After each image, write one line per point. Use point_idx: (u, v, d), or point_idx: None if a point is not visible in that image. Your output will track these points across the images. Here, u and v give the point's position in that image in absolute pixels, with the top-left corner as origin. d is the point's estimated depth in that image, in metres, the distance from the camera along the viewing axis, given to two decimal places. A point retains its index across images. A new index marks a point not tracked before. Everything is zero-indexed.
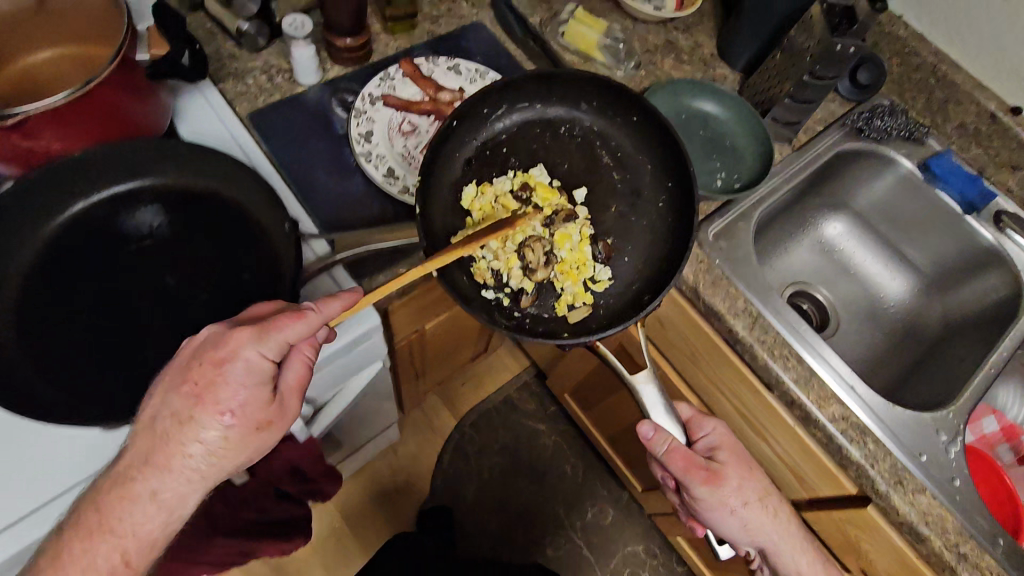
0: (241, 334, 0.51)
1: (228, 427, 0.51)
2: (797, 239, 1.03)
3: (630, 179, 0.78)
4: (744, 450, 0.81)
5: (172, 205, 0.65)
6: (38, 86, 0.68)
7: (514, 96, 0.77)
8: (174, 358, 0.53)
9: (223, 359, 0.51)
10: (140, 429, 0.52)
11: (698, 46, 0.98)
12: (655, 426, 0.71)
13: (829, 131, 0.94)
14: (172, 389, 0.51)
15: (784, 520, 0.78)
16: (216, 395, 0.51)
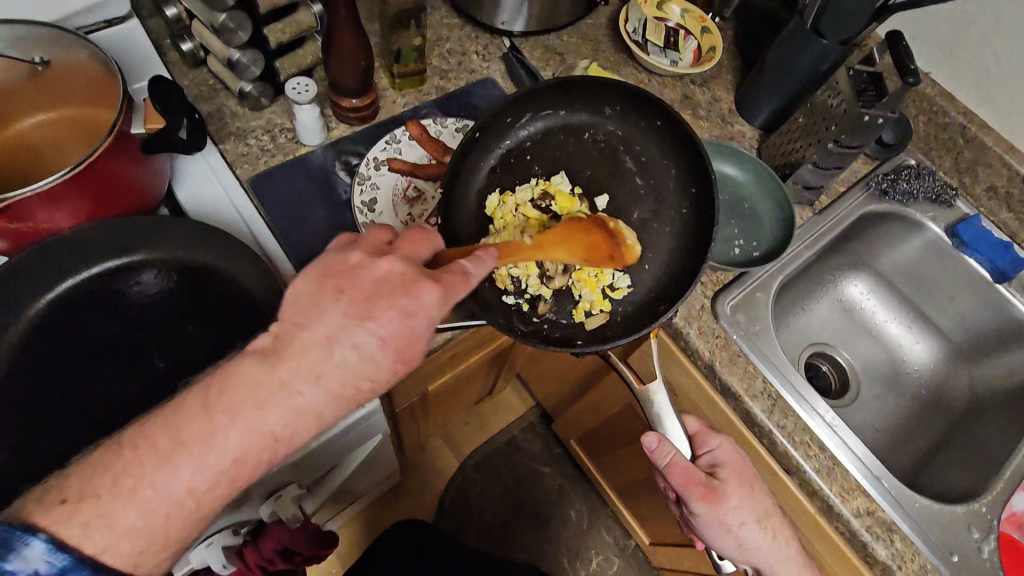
0: (429, 291, 0.50)
1: (382, 372, 0.50)
2: (818, 298, 0.98)
3: (656, 187, 0.75)
4: (751, 467, 0.73)
5: (165, 283, 0.63)
6: (30, 155, 0.64)
7: (535, 105, 0.75)
8: (333, 281, 0.50)
9: (412, 310, 0.50)
10: (270, 345, 0.48)
11: (715, 100, 0.94)
12: (660, 439, 0.68)
13: (854, 192, 0.90)
14: (342, 308, 0.49)
15: (786, 545, 0.71)
16: (388, 339, 0.49)
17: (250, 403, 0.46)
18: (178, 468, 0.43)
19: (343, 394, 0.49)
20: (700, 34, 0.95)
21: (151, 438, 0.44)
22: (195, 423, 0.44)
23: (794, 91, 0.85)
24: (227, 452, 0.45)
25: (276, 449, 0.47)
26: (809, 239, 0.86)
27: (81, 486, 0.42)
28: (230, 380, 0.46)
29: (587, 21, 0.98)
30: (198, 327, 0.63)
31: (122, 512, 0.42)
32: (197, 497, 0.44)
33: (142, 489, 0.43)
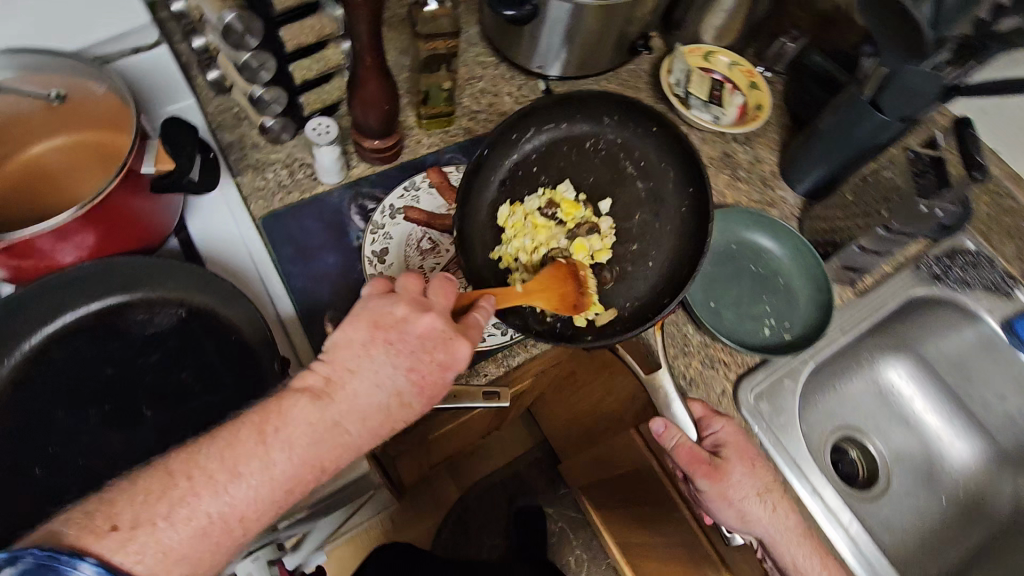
0: (465, 347, 0.52)
1: (418, 414, 0.52)
2: (853, 380, 0.91)
3: (657, 191, 0.73)
4: (753, 445, 0.67)
5: (166, 325, 0.62)
6: (41, 184, 0.63)
7: (537, 119, 0.74)
8: (382, 333, 0.50)
9: (448, 364, 0.51)
10: (321, 383, 0.48)
11: (758, 161, 0.89)
12: (667, 422, 0.63)
13: (901, 274, 0.83)
14: (390, 360, 0.50)
15: (796, 525, 0.63)
16: (427, 388, 0.51)
17: (303, 436, 0.46)
18: (234, 491, 0.43)
19: (384, 433, 0.50)
20: (747, 90, 0.90)
21: (202, 467, 0.43)
22: (251, 450, 0.44)
23: (842, 162, 0.78)
24: (279, 481, 0.45)
25: (320, 475, 0.47)
26: (848, 323, 0.80)
27: (133, 511, 0.41)
28: (284, 413, 0.46)
29: (628, 67, 0.93)
30: (190, 375, 0.61)
31: (175, 538, 0.42)
32: (247, 522, 0.44)
33: (196, 517, 0.42)
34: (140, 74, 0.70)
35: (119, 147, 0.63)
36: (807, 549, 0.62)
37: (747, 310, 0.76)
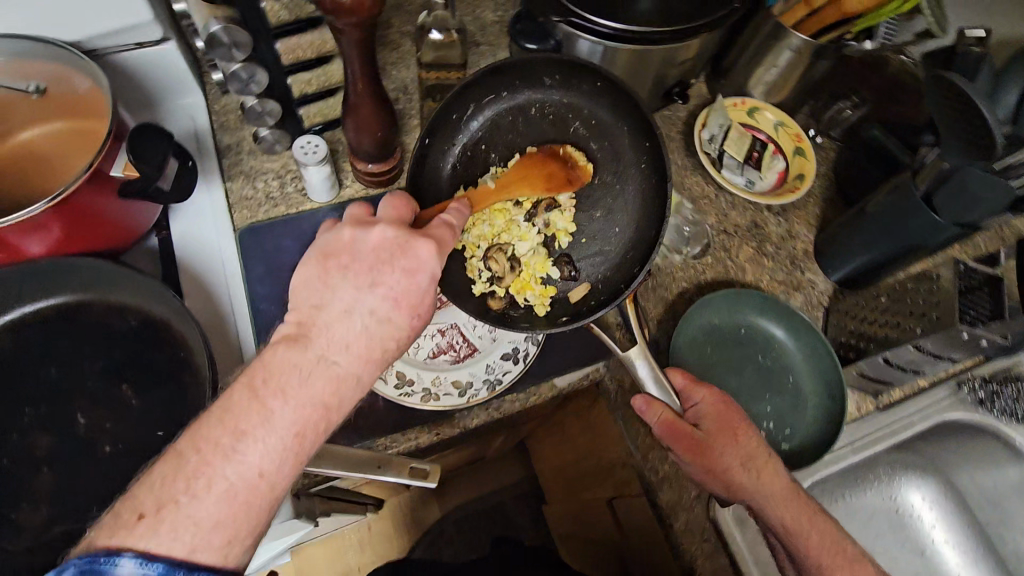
0: (425, 250, 0.48)
1: (405, 329, 0.47)
2: (867, 493, 0.79)
3: (613, 151, 0.69)
4: (742, 412, 0.62)
5: (118, 333, 0.60)
6: (11, 180, 0.58)
7: (478, 94, 0.68)
8: (332, 259, 0.48)
9: (414, 269, 0.47)
10: (294, 328, 0.45)
11: (791, 236, 0.80)
12: (647, 399, 0.61)
13: (935, 390, 0.73)
14: (350, 283, 0.46)
15: (788, 495, 0.56)
16: (402, 299, 0.47)
17: (295, 378, 0.42)
18: (245, 453, 0.39)
19: (378, 356, 0.46)
20: (792, 155, 0.80)
21: (209, 431, 0.39)
22: (248, 407, 0.40)
23: (885, 254, 0.68)
24: (285, 428, 0.40)
25: (330, 417, 0.43)
26: (860, 440, 0.71)
27: (156, 494, 0.37)
28: (268, 364, 0.42)
29: (663, 113, 0.86)
30: (131, 388, 0.59)
31: (202, 508, 0.37)
32: (271, 478, 0.40)
33: (216, 483, 0.38)
34: (146, 68, 0.69)
35: (92, 133, 0.59)
36: (806, 519, 0.55)
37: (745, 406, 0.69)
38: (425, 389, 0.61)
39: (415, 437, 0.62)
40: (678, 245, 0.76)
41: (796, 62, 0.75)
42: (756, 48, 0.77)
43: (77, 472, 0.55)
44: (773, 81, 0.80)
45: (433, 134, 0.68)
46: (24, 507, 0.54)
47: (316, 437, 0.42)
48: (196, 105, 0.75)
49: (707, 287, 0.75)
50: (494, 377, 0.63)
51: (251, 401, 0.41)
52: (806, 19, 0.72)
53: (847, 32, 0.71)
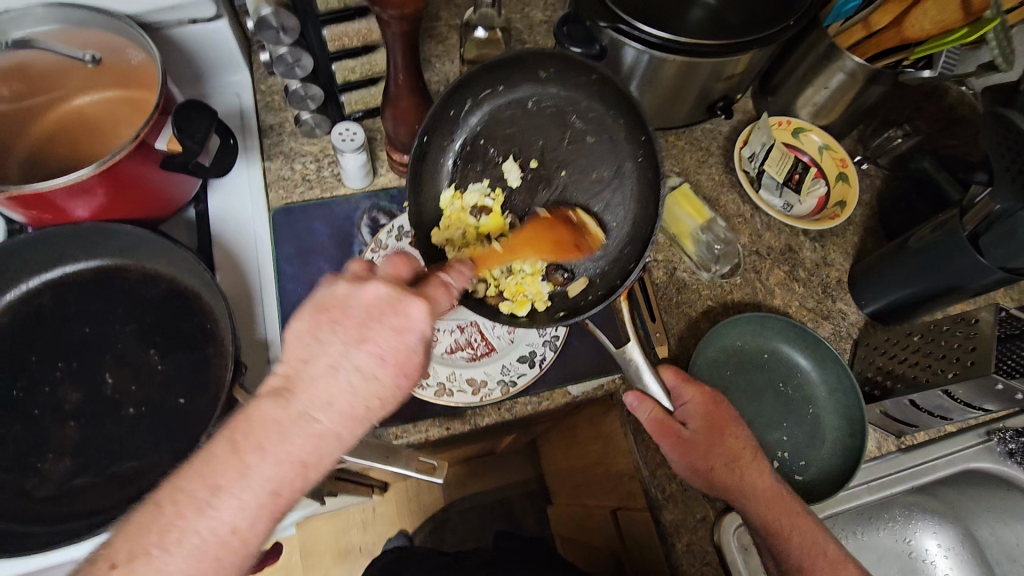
0: (418, 302, 0.41)
1: (391, 389, 0.40)
2: (881, 532, 0.76)
3: (614, 143, 0.63)
4: (730, 410, 0.63)
5: (152, 298, 0.62)
6: (62, 141, 0.60)
7: (472, 89, 0.63)
8: (325, 313, 0.40)
9: (404, 326, 0.41)
10: (281, 381, 0.38)
11: (825, 264, 0.77)
12: (639, 396, 0.62)
13: (963, 437, 0.70)
14: (339, 339, 0.39)
15: (768, 491, 0.59)
16: (390, 356, 0.40)
17: (275, 436, 0.36)
18: (220, 508, 0.35)
19: (361, 417, 0.39)
20: (834, 180, 0.78)
21: (184, 487, 0.35)
22: (226, 463, 0.36)
23: (924, 291, 0.66)
24: (261, 485, 0.36)
25: (308, 475, 0.37)
26: (879, 478, 0.69)
27: (129, 542, 0.34)
28: (252, 418, 0.37)
29: (705, 125, 0.84)
30: (158, 354, 0.60)
31: (172, 561, 0.34)
32: (243, 533, 0.36)
33: (187, 538, 0.35)
34: (198, 44, 0.71)
35: (142, 103, 0.61)
36: (787, 511, 0.58)
37: (761, 434, 0.68)
38: (439, 384, 0.62)
39: (426, 430, 0.62)
40: (707, 263, 0.75)
41: (849, 85, 0.73)
42: (808, 67, 0.75)
43: (101, 428, 0.57)
44: (822, 102, 0.77)
45: (430, 132, 0.63)
46: (50, 456, 0.56)
47: (293, 495, 0.37)
48: (242, 83, 0.77)
49: (733, 307, 0.73)
50: (509, 379, 0.63)
51: (230, 456, 0.36)
52: (863, 43, 0.71)
53: (903, 60, 0.70)
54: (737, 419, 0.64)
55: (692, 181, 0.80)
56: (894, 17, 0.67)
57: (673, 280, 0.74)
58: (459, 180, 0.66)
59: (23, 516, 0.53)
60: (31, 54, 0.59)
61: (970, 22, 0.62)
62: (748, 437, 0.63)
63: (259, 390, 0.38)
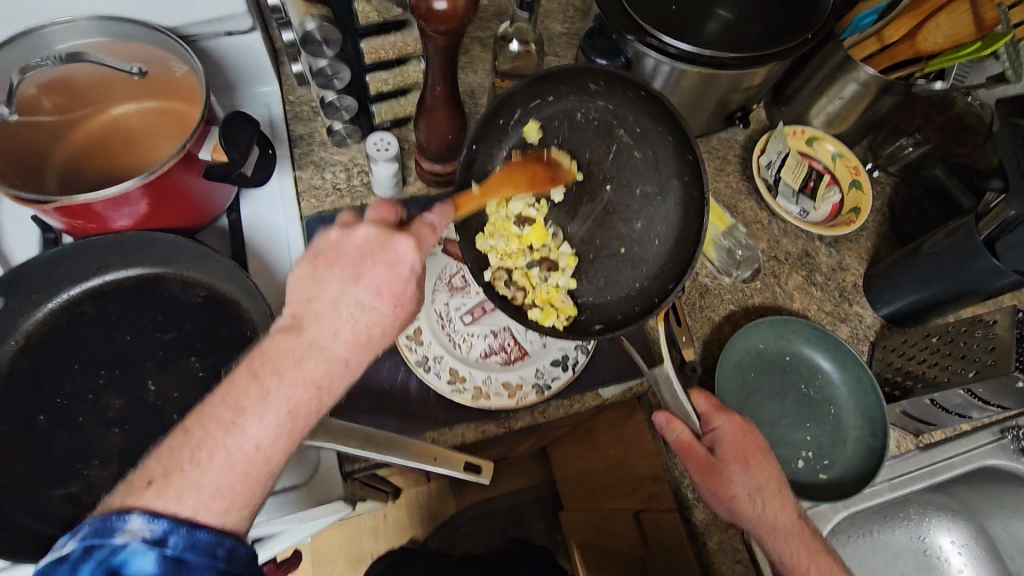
0: (404, 238, 0.46)
1: (389, 316, 0.46)
2: (896, 530, 0.78)
3: (657, 162, 0.64)
4: (761, 439, 0.64)
5: (191, 305, 0.63)
6: (108, 151, 0.62)
7: (522, 101, 0.66)
8: (322, 260, 0.46)
9: (394, 261, 0.46)
10: (289, 320, 0.44)
11: (841, 268, 0.80)
12: (669, 417, 0.63)
13: (979, 435, 0.73)
14: (338, 276, 0.45)
15: (789, 527, 0.61)
16: (383, 288, 0.45)
17: (289, 362, 0.42)
18: (244, 427, 0.40)
19: (365, 343, 0.45)
20: (847, 187, 0.81)
21: (213, 411, 0.40)
22: (248, 386, 0.41)
23: (937, 296, 0.69)
24: (278, 407, 0.41)
25: (321, 399, 0.43)
26: (898, 477, 0.71)
27: (162, 463, 0.38)
28: (267, 352, 0.42)
29: (721, 134, 0.87)
30: (198, 361, 0.61)
31: (203, 476, 0.38)
32: (266, 450, 0.40)
33: (218, 453, 0.39)
34: (232, 55, 0.72)
35: (186, 116, 0.62)
36: (804, 546, 0.61)
37: (786, 434, 0.69)
38: (476, 388, 0.64)
39: (462, 433, 0.64)
40: (729, 268, 0.77)
41: (862, 95, 0.75)
42: (823, 78, 0.77)
43: (145, 435, 0.58)
44: (835, 112, 0.80)
45: (481, 140, 0.66)
46: (95, 462, 0.56)
47: (309, 417, 0.42)
48: (271, 94, 0.78)
49: (754, 311, 0.76)
50: (543, 382, 0.65)
51: (250, 384, 0.41)
52: (876, 54, 0.73)
53: (916, 72, 0.72)
54: (767, 448, 0.64)
55: (711, 188, 0.83)
56: (908, 31, 0.69)
57: (696, 285, 0.76)
58: None
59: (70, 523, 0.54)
60: (78, 67, 0.59)
61: (980, 37, 0.64)
62: (775, 467, 0.63)
63: (272, 328, 0.44)
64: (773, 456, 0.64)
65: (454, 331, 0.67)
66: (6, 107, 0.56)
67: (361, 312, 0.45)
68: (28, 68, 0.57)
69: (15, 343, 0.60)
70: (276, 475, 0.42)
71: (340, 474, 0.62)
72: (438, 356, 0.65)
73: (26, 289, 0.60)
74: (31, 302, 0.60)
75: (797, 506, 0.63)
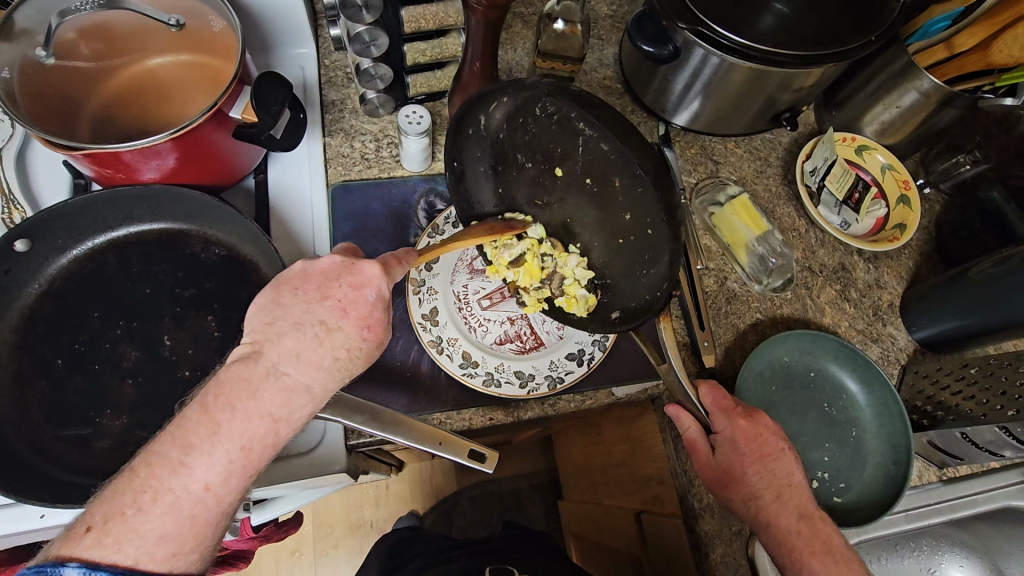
0: (372, 262, 0.44)
1: (357, 341, 0.42)
2: (906, 560, 0.75)
3: (624, 150, 0.57)
4: (772, 445, 0.60)
5: (213, 263, 0.63)
6: (142, 103, 0.61)
7: (479, 107, 0.62)
8: (284, 285, 0.43)
9: (361, 283, 0.43)
10: (248, 347, 0.41)
11: (878, 286, 0.76)
12: (678, 410, 0.61)
13: (1006, 474, 0.71)
14: (302, 299, 0.42)
15: (788, 531, 0.57)
16: (351, 309, 0.43)
17: (243, 393, 0.39)
18: (192, 466, 0.37)
19: (332, 365, 0.41)
20: (895, 202, 0.77)
21: (160, 450, 0.37)
22: (196, 424, 0.38)
23: (976, 325, 0.65)
24: (231, 440, 0.38)
25: (280, 429, 0.40)
26: (918, 508, 0.70)
27: (104, 506, 0.36)
28: (221, 381, 0.39)
29: (765, 135, 0.83)
30: (215, 321, 0.61)
31: (146, 522, 0.36)
32: (217, 491, 0.38)
33: (161, 497, 0.37)
34: (270, 11, 0.70)
35: (221, 73, 0.62)
36: (803, 549, 0.56)
37: (803, 452, 0.68)
38: (487, 374, 0.63)
39: (469, 418, 0.63)
40: (759, 275, 0.74)
41: (921, 105, 0.71)
42: (880, 84, 0.73)
43: (156, 388, 0.58)
44: (890, 121, 0.75)
45: (459, 163, 0.64)
46: (107, 411, 0.57)
47: (264, 451, 0.39)
48: (307, 56, 0.77)
49: (782, 322, 0.73)
50: (557, 374, 0.63)
51: (203, 419, 0.38)
52: (944, 63, 0.69)
53: (985, 85, 0.68)
54: (776, 453, 0.60)
55: (749, 190, 0.80)
56: (982, 41, 0.66)
57: (723, 289, 0.73)
58: (528, 173, 0.65)
59: (76, 468, 0.54)
60: (115, 14, 0.58)
61: None
62: (786, 474, 0.60)
63: (230, 358, 0.40)
64: (782, 460, 0.60)
65: (472, 314, 0.65)
66: (43, 49, 0.56)
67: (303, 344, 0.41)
68: (68, 13, 0.57)
69: (38, 287, 0.61)
70: (229, 517, 0.40)
71: (345, 447, 0.62)
72: (454, 338, 0.64)
73: (51, 235, 0.60)
74: (57, 247, 0.61)
75: (802, 507, 0.58)
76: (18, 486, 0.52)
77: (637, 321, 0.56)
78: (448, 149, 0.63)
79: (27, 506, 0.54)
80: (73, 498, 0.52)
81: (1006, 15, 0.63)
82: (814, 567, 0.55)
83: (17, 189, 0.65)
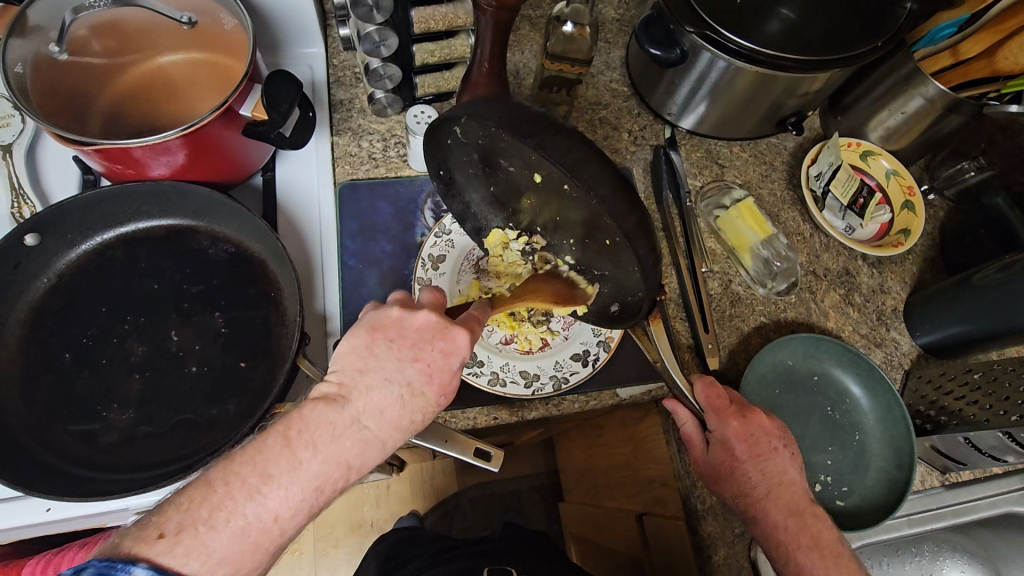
0: (464, 331, 0.44)
1: (433, 406, 0.43)
2: (908, 566, 0.75)
3: (601, 159, 0.48)
4: (766, 445, 0.60)
5: (219, 259, 0.63)
6: (151, 99, 0.61)
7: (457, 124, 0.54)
8: (380, 333, 0.43)
9: (451, 351, 0.44)
10: (334, 388, 0.41)
11: (882, 291, 0.77)
12: (675, 404, 0.62)
13: (1007, 480, 0.72)
14: (394, 356, 0.42)
15: (780, 525, 0.57)
16: (436, 375, 0.43)
17: (327, 435, 0.39)
18: (269, 495, 0.37)
19: (408, 427, 0.43)
20: (898, 208, 0.77)
21: (238, 469, 0.37)
22: (280, 453, 0.38)
23: (980, 331, 0.65)
24: (308, 479, 0.38)
25: (348, 475, 0.40)
26: (920, 513, 0.70)
27: (179, 514, 0.35)
28: (304, 415, 0.39)
29: (770, 139, 0.83)
30: (222, 317, 0.61)
31: (218, 540, 0.35)
32: (284, 523, 0.37)
33: (235, 519, 0.36)
34: (280, 10, 0.71)
35: (231, 71, 0.62)
36: (790, 545, 0.56)
37: (805, 456, 0.68)
38: (493, 373, 0.63)
39: (474, 417, 0.63)
40: (763, 279, 0.74)
41: (926, 111, 0.71)
42: (885, 91, 0.73)
43: (163, 384, 0.58)
44: (895, 126, 0.76)
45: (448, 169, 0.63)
46: (114, 406, 0.57)
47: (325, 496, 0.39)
48: (315, 55, 0.77)
49: (786, 326, 0.73)
50: (562, 375, 0.63)
51: (284, 449, 0.38)
52: (949, 70, 0.70)
53: (990, 91, 0.69)
54: (769, 452, 0.60)
55: (754, 194, 0.80)
56: (988, 47, 0.66)
57: (728, 292, 0.74)
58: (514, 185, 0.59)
59: (82, 462, 0.55)
60: (127, 12, 0.59)
61: None
62: (784, 472, 0.60)
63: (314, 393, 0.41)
64: (775, 459, 0.60)
65: None
66: (56, 45, 0.57)
67: (391, 404, 0.41)
68: (83, 9, 0.58)
69: (47, 281, 0.61)
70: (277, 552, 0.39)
71: None
72: None
73: (61, 229, 0.60)
74: (66, 242, 0.61)
75: (793, 503, 0.58)
76: (26, 479, 0.52)
77: (631, 317, 0.56)
78: (432, 160, 0.63)
79: (34, 499, 0.55)
80: (80, 490, 0.52)
81: (1010, 24, 0.64)
82: (806, 564, 0.55)
83: (27, 184, 0.65)
